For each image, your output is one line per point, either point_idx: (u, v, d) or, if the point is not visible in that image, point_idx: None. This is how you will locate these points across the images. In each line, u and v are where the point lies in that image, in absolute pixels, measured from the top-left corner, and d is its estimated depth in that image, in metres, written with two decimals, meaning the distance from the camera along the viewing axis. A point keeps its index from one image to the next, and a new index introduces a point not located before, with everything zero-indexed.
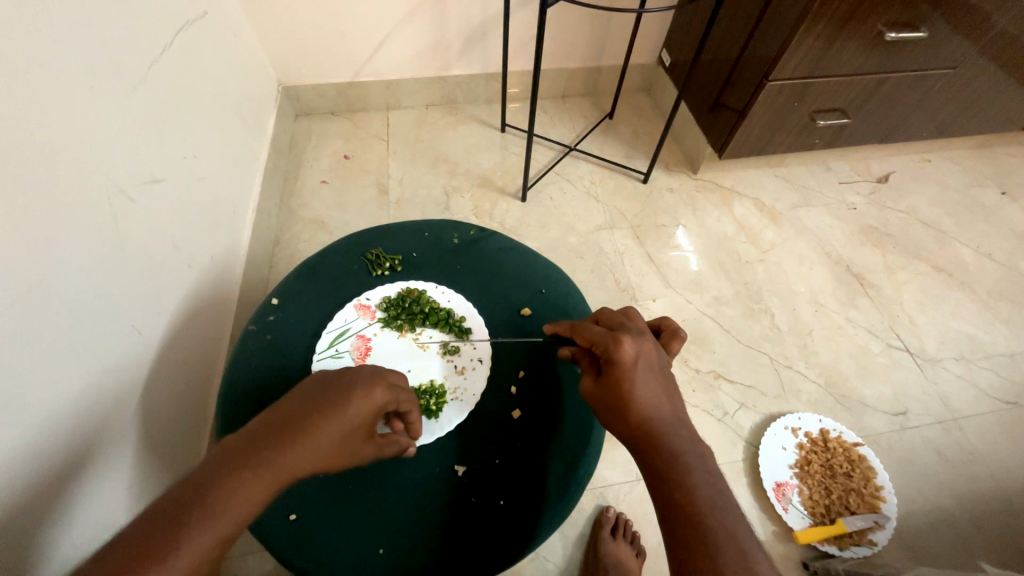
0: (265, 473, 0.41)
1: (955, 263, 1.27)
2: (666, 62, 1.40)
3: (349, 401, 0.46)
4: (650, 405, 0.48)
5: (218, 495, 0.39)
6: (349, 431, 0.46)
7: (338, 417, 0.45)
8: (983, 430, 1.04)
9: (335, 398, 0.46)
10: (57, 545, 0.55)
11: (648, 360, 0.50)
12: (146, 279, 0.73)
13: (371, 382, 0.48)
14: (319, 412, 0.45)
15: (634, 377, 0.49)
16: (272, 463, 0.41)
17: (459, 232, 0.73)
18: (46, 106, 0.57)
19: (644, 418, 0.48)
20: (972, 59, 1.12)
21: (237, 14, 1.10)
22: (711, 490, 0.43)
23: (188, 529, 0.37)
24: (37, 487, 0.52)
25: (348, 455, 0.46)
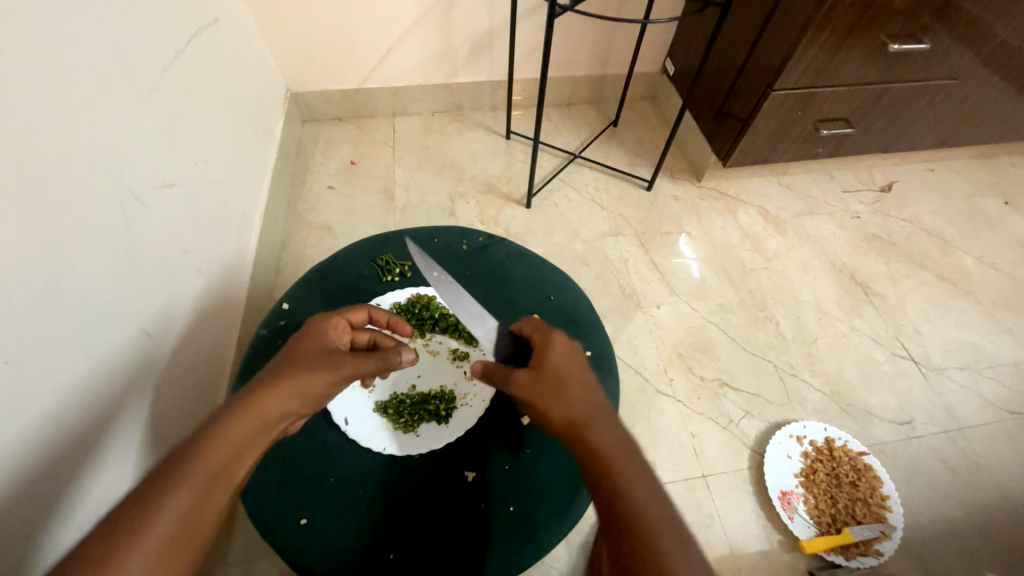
0: (241, 402, 0.45)
1: (959, 272, 1.27)
2: (669, 70, 1.41)
3: (305, 336, 0.52)
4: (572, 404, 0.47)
5: (204, 432, 0.42)
6: (312, 355, 0.50)
7: (298, 349, 0.50)
8: (989, 439, 1.03)
9: (295, 341, 0.52)
10: (52, 549, 0.54)
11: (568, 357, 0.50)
12: (156, 281, 0.73)
13: (320, 318, 0.54)
14: (282, 354, 0.50)
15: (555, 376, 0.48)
16: (246, 394, 0.45)
17: (468, 239, 0.73)
18: (61, 111, 0.58)
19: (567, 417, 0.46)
20: (974, 69, 1.13)
21: (247, 22, 1.12)
22: (647, 482, 0.43)
23: (182, 467, 0.40)
24: (45, 484, 0.53)
25: (319, 370, 0.48)
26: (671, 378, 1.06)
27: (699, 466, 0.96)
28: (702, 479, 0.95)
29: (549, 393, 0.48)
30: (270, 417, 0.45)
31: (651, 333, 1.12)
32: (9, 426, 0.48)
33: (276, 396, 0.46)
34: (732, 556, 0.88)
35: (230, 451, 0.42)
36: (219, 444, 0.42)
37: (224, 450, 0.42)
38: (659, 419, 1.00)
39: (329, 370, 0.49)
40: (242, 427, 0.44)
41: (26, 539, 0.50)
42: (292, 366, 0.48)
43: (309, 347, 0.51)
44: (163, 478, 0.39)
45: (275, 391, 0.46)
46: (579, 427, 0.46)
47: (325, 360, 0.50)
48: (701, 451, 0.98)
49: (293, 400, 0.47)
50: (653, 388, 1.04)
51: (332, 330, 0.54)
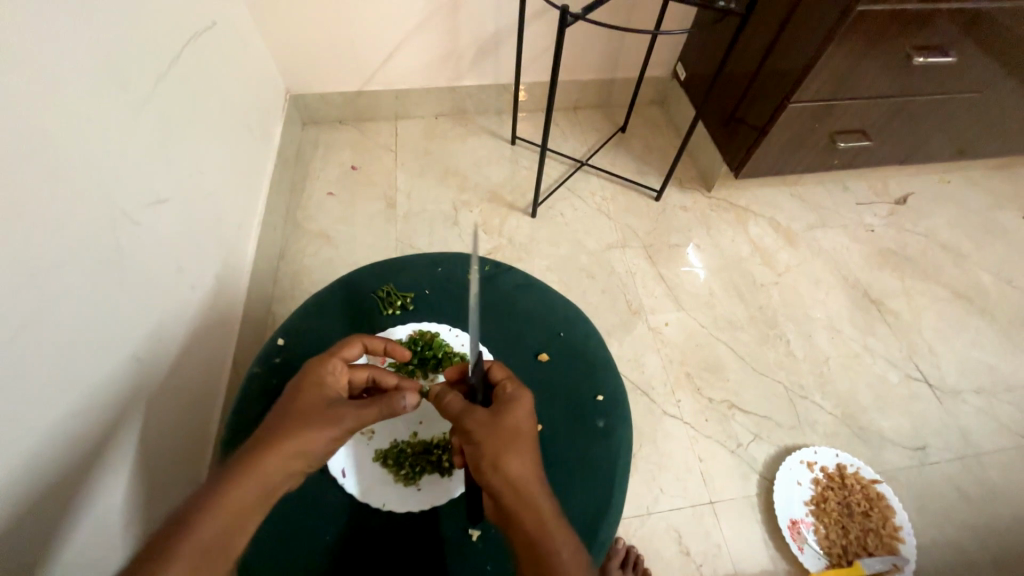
0: (242, 464, 0.43)
1: (976, 290, 1.24)
2: (681, 76, 1.36)
3: (303, 385, 0.50)
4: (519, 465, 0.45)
5: (204, 497, 0.41)
6: (312, 405, 0.48)
7: (297, 402, 0.49)
8: (1004, 466, 1.01)
9: (294, 390, 0.50)
10: None
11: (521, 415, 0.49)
12: (149, 304, 0.70)
13: (319, 361, 0.52)
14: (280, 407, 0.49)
15: (511, 432, 0.47)
16: (246, 453, 0.44)
17: (473, 268, 0.70)
18: (49, 130, 0.55)
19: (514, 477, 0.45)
20: (1000, 80, 1.08)
21: (246, 23, 1.08)
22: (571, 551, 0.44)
23: (180, 538, 0.39)
24: (32, 535, 0.51)
25: (322, 423, 0.47)
26: (678, 399, 1.03)
27: (706, 491, 0.93)
28: (709, 505, 0.92)
29: (503, 451, 0.45)
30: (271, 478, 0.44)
31: (658, 351, 1.09)
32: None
33: (279, 454, 0.44)
34: None
35: (233, 515, 0.41)
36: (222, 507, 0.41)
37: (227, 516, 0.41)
38: (665, 441, 0.98)
39: (333, 422, 0.47)
40: (245, 491, 0.42)
41: None
42: (293, 422, 0.46)
43: (310, 398, 0.49)
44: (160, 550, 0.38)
45: (279, 448, 0.44)
46: (519, 491, 0.44)
47: (327, 411, 0.48)
48: (709, 475, 0.95)
49: (298, 458, 0.45)
50: (660, 409, 1.01)
51: (332, 376, 0.52)
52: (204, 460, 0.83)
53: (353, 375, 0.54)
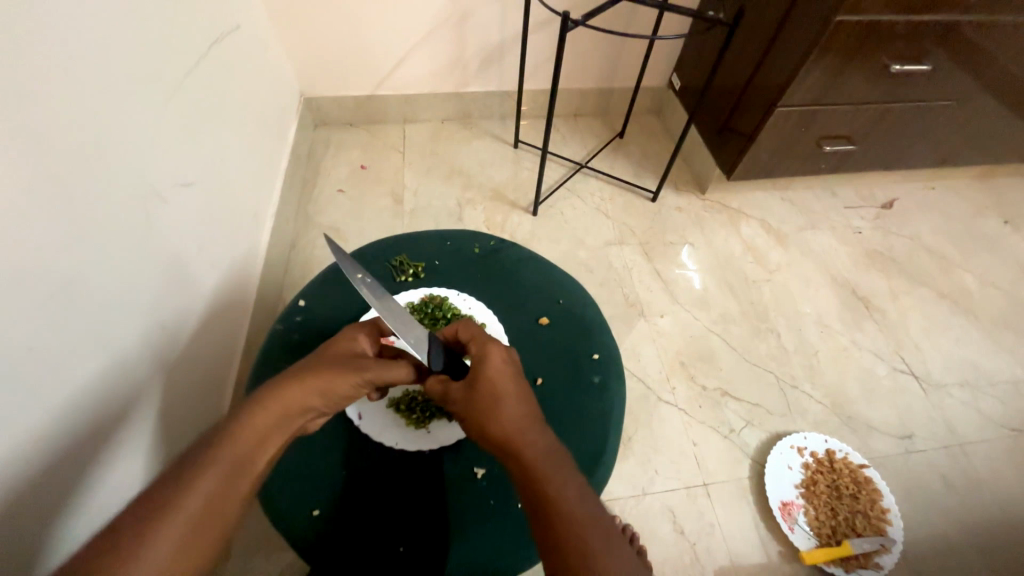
0: (269, 394, 0.46)
1: (959, 290, 1.29)
2: (675, 85, 1.44)
3: (338, 338, 0.53)
4: (505, 416, 0.47)
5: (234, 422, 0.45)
6: (340, 357, 0.50)
7: (326, 352, 0.51)
8: (989, 456, 1.04)
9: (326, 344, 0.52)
10: (60, 548, 0.54)
11: (500, 368, 0.50)
12: (172, 277, 0.75)
13: (352, 324, 0.55)
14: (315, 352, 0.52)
15: (491, 385, 0.48)
16: (273, 385, 0.47)
17: (480, 243, 0.75)
18: (90, 110, 0.60)
19: (502, 428, 0.46)
20: (975, 90, 1.15)
21: (266, 29, 1.15)
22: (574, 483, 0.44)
23: (212, 454, 0.42)
24: (60, 481, 0.54)
25: (348, 371, 0.49)
26: (672, 387, 1.06)
27: (700, 474, 0.97)
28: (703, 487, 0.95)
29: (486, 408, 0.47)
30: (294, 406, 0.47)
31: (653, 342, 1.13)
32: (22, 417, 0.49)
33: (301, 389, 0.47)
34: (732, 565, 0.89)
35: (260, 437, 0.45)
36: (248, 431, 0.44)
37: (251, 439, 0.44)
38: (660, 426, 1.01)
39: (358, 371, 0.49)
40: (269, 419, 0.46)
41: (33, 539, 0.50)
42: (319, 366, 0.49)
43: (339, 352, 0.52)
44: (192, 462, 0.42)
45: (304, 383, 0.47)
46: (513, 443, 0.45)
47: (355, 363, 0.50)
48: (702, 459, 0.98)
49: (319, 395, 0.48)
50: (655, 396, 1.05)
51: (362, 336, 0.54)
52: None
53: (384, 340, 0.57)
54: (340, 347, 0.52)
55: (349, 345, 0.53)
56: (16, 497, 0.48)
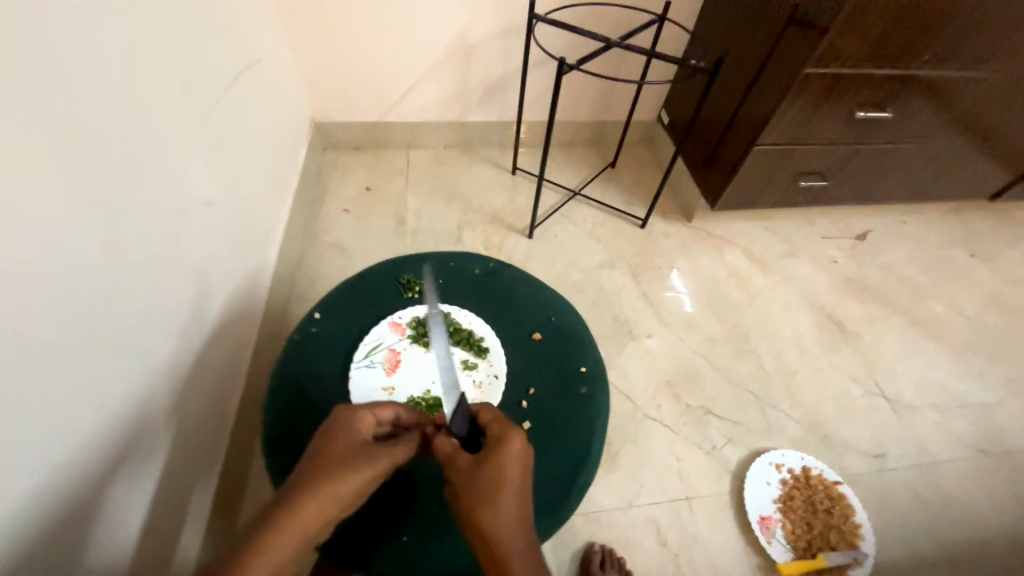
0: (286, 512, 0.47)
1: (929, 317, 1.37)
2: (664, 119, 1.54)
3: (337, 428, 0.55)
4: (505, 510, 0.50)
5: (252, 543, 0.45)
6: (345, 453, 0.53)
7: (328, 450, 0.53)
8: (957, 475, 1.10)
9: (325, 436, 0.54)
10: (67, 544, 0.57)
11: (514, 456, 0.52)
12: (191, 290, 0.80)
13: (348, 409, 0.56)
14: (316, 449, 0.53)
15: (500, 469, 0.51)
16: (286, 503, 0.48)
17: (480, 264, 0.81)
18: (129, 139, 0.66)
19: (495, 523, 0.49)
20: (936, 133, 1.25)
21: (284, 59, 1.23)
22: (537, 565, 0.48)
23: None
24: (73, 481, 0.57)
25: (356, 468, 0.51)
26: (658, 404, 1.12)
27: (684, 488, 1.01)
28: (686, 501, 1.00)
29: (489, 492, 0.50)
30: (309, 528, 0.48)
31: (641, 360, 1.19)
32: (47, 416, 0.53)
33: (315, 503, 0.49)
34: None
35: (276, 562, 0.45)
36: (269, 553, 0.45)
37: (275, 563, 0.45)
38: (646, 441, 1.06)
39: (368, 466, 0.52)
40: (289, 536, 0.47)
41: (45, 532, 0.54)
42: (329, 469, 0.51)
43: (341, 445, 0.53)
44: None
45: (320, 496, 0.49)
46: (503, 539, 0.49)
47: (361, 456, 0.53)
48: (686, 474, 1.03)
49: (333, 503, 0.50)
50: (642, 412, 1.10)
51: (361, 423, 0.56)
52: (222, 441, 0.90)
53: (383, 416, 0.59)
54: (342, 439, 0.54)
55: (352, 433, 0.55)
56: (39, 489, 0.52)
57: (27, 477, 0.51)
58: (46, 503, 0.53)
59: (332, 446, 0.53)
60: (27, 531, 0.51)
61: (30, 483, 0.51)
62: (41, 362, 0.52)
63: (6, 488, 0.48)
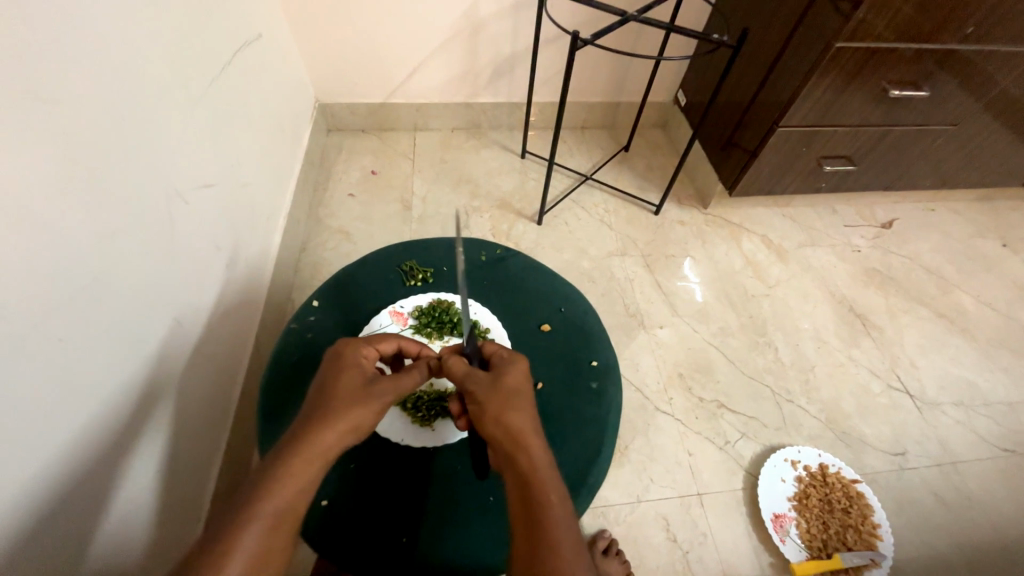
0: (300, 446, 0.46)
1: (957, 310, 1.30)
2: (681, 101, 1.47)
3: (343, 363, 0.53)
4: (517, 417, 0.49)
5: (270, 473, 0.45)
6: (354, 387, 0.51)
7: (336, 385, 0.51)
8: (981, 475, 1.05)
9: (330, 373, 0.52)
10: (76, 535, 0.55)
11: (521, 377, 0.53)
12: (190, 275, 0.78)
13: (351, 344, 0.55)
14: (324, 382, 0.52)
15: (510, 387, 0.52)
16: (300, 436, 0.47)
17: (486, 251, 0.78)
18: (123, 114, 0.63)
19: (509, 428, 0.49)
20: (974, 115, 1.17)
21: (285, 36, 1.19)
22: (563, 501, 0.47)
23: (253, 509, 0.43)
24: (78, 473, 0.55)
25: (366, 398, 0.51)
26: (670, 397, 1.08)
27: (694, 484, 0.99)
28: (697, 497, 0.97)
29: (501, 405, 0.50)
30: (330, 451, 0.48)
31: (652, 352, 1.15)
32: (48, 406, 0.51)
33: (331, 434, 0.48)
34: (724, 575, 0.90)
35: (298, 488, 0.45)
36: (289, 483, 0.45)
37: (292, 492, 0.44)
38: (657, 436, 1.03)
39: (377, 399, 0.51)
40: (307, 464, 0.46)
41: (54, 526, 0.52)
42: (338, 403, 0.49)
43: (348, 379, 0.52)
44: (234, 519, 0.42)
45: (333, 428, 0.48)
46: (517, 445, 0.48)
47: (370, 391, 0.51)
48: (697, 469, 1.00)
49: (348, 435, 0.49)
50: (652, 405, 1.07)
51: (365, 359, 0.55)
52: (226, 428, 0.89)
53: (384, 349, 0.57)
54: (349, 374, 0.52)
55: (357, 369, 0.53)
56: (41, 479, 0.50)
57: (34, 469, 0.49)
58: (56, 497, 0.52)
59: (340, 380, 0.52)
60: (42, 524, 0.50)
61: (36, 476, 0.49)
62: (41, 350, 0.50)
63: (12, 480, 0.46)
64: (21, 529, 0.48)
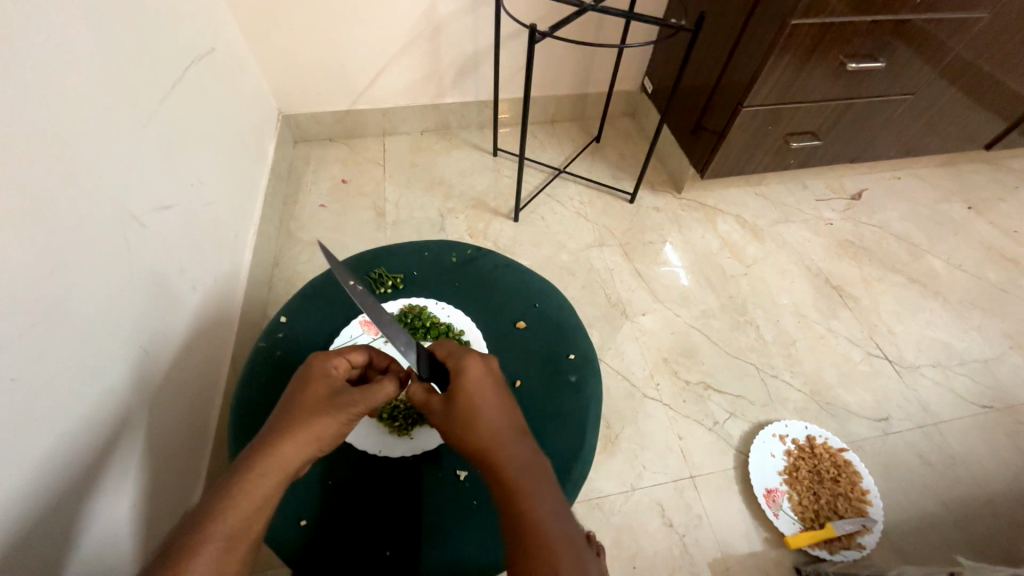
0: (258, 457, 0.45)
1: (928, 274, 1.34)
2: (648, 88, 1.48)
3: (309, 376, 0.51)
4: (490, 423, 0.49)
5: (221, 490, 0.42)
6: (320, 396, 0.50)
7: (301, 395, 0.50)
8: (962, 433, 1.08)
9: (298, 383, 0.51)
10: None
11: (492, 381, 0.52)
12: (153, 301, 0.75)
13: (320, 356, 0.53)
14: (292, 395, 0.50)
15: (479, 393, 0.51)
16: (265, 445, 0.46)
17: (457, 253, 0.77)
18: (72, 140, 0.61)
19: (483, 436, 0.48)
20: (931, 83, 1.20)
21: (240, 48, 1.16)
22: (553, 499, 0.45)
23: (205, 527, 0.40)
24: (46, 515, 0.53)
25: (331, 412, 0.49)
26: (656, 383, 1.09)
27: (687, 467, 0.99)
28: (690, 480, 0.98)
29: (468, 416, 0.49)
30: (291, 466, 0.46)
31: (637, 340, 1.15)
32: (9, 447, 0.49)
33: (293, 444, 0.46)
34: (723, 554, 0.91)
35: (253, 504, 0.43)
36: (242, 501, 0.42)
37: (245, 508, 0.42)
38: (647, 422, 1.04)
39: (343, 408, 0.49)
40: (261, 483, 0.44)
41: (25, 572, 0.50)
42: (303, 414, 0.48)
43: (317, 386, 0.51)
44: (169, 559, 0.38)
45: (299, 441, 0.47)
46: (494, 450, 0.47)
47: (335, 401, 0.50)
48: (688, 453, 1.01)
49: (310, 446, 0.47)
50: (640, 393, 1.08)
51: (335, 369, 0.53)
52: (204, 454, 0.86)
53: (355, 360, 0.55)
54: (317, 388, 0.51)
55: (324, 382, 0.51)
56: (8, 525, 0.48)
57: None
58: (22, 545, 0.50)
59: (308, 394, 0.50)
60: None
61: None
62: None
63: None
64: None
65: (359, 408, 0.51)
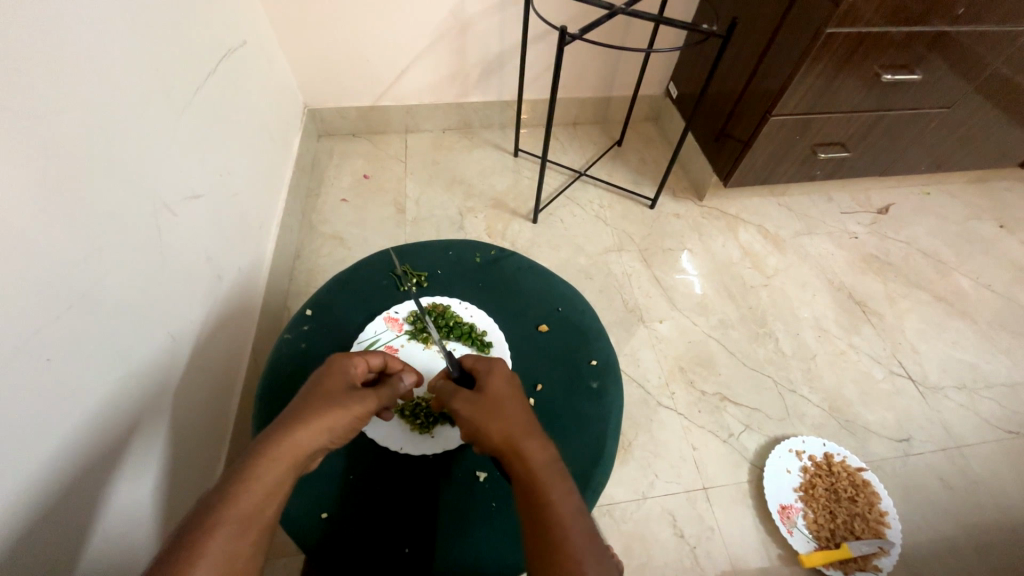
0: (272, 441, 0.45)
1: (956, 294, 1.30)
2: (673, 93, 1.46)
3: (330, 370, 0.52)
4: (513, 423, 0.49)
5: (242, 477, 0.43)
6: (338, 392, 0.51)
7: (320, 388, 0.51)
8: (986, 458, 1.05)
9: (318, 377, 0.52)
10: (73, 554, 0.55)
11: (513, 388, 0.53)
12: (179, 287, 0.76)
13: (343, 353, 0.55)
14: (310, 387, 0.51)
15: (502, 397, 0.51)
16: (282, 430, 0.46)
17: (481, 253, 0.77)
18: (108, 128, 0.63)
19: (506, 435, 0.48)
20: (968, 97, 1.17)
21: (270, 42, 1.18)
22: (574, 498, 0.44)
23: (225, 513, 0.40)
24: (71, 492, 0.54)
25: (347, 407, 0.50)
26: (671, 391, 1.08)
27: (699, 478, 0.98)
28: (702, 491, 0.97)
29: (489, 415, 0.50)
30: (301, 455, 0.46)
31: (653, 347, 1.14)
32: (40, 424, 0.50)
33: (309, 434, 0.47)
34: (734, 568, 0.90)
35: (267, 491, 0.43)
36: (257, 486, 0.43)
37: (258, 496, 0.42)
38: (661, 431, 1.03)
39: (357, 404, 0.50)
40: (274, 470, 0.44)
41: (50, 547, 0.51)
42: (321, 404, 0.49)
43: (336, 382, 0.52)
44: (189, 539, 0.38)
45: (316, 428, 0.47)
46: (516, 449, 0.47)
47: (352, 397, 0.51)
48: (702, 464, 1.00)
49: (323, 438, 0.48)
50: (654, 401, 1.07)
51: (354, 368, 0.54)
52: (224, 440, 0.88)
53: (372, 361, 0.56)
54: (336, 384, 0.52)
55: (343, 380, 0.52)
56: (35, 500, 0.50)
57: (11, 498, 0.47)
58: (46, 521, 0.51)
59: (326, 388, 0.51)
60: (27, 558, 0.48)
61: (12, 506, 0.47)
62: (12, 373, 0.47)
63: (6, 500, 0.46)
64: (14, 549, 0.47)
65: (371, 408, 0.52)
